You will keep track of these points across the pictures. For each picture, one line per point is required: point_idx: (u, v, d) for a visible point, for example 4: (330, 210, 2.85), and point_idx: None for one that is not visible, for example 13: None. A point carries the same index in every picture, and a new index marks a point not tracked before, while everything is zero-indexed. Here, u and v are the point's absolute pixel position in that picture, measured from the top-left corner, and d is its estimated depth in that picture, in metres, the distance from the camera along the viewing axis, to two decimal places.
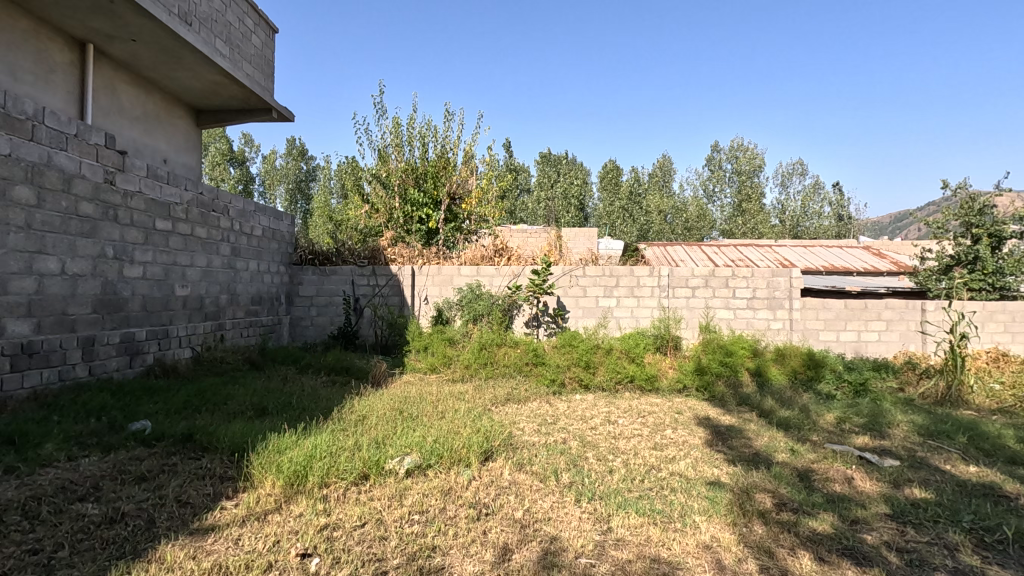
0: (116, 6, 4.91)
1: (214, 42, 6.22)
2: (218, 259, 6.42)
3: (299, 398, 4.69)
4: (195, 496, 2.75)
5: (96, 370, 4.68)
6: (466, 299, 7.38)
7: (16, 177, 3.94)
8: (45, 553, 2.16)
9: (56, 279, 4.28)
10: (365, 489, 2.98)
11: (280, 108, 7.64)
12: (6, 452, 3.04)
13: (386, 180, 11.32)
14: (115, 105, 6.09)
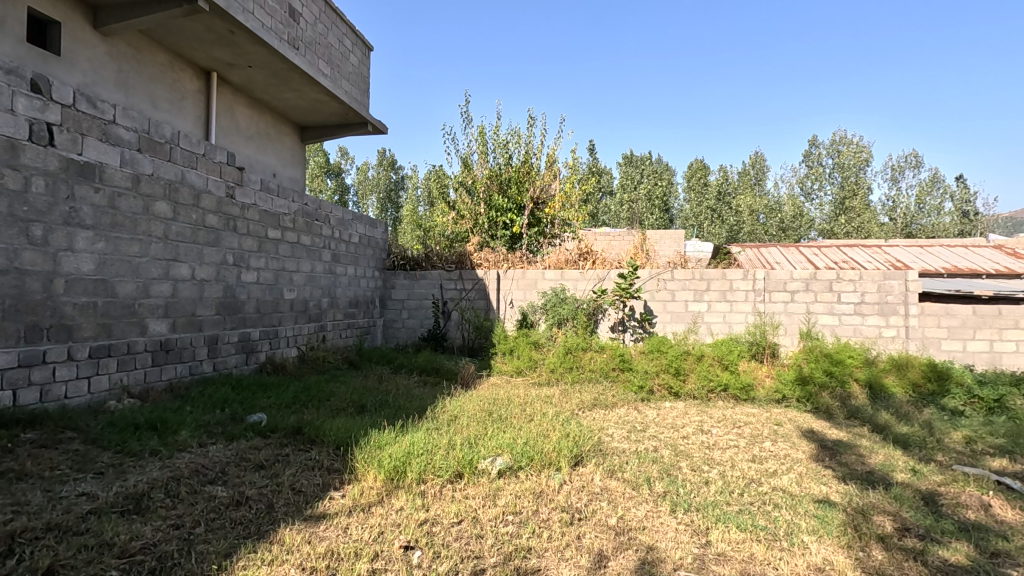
0: (236, 36, 5.43)
1: (318, 63, 6.70)
2: (321, 265, 6.89)
3: (395, 397, 4.93)
4: (307, 485, 2.96)
5: (219, 366, 5.17)
6: (551, 303, 7.40)
7: (156, 194, 4.45)
8: (186, 528, 2.41)
9: (187, 284, 4.78)
10: (460, 487, 3.06)
11: (374, 121, 8.07)
12: (150, 437, 3.43)
13: (472, 187, 11.63)
14: (233, 126, 6.71)
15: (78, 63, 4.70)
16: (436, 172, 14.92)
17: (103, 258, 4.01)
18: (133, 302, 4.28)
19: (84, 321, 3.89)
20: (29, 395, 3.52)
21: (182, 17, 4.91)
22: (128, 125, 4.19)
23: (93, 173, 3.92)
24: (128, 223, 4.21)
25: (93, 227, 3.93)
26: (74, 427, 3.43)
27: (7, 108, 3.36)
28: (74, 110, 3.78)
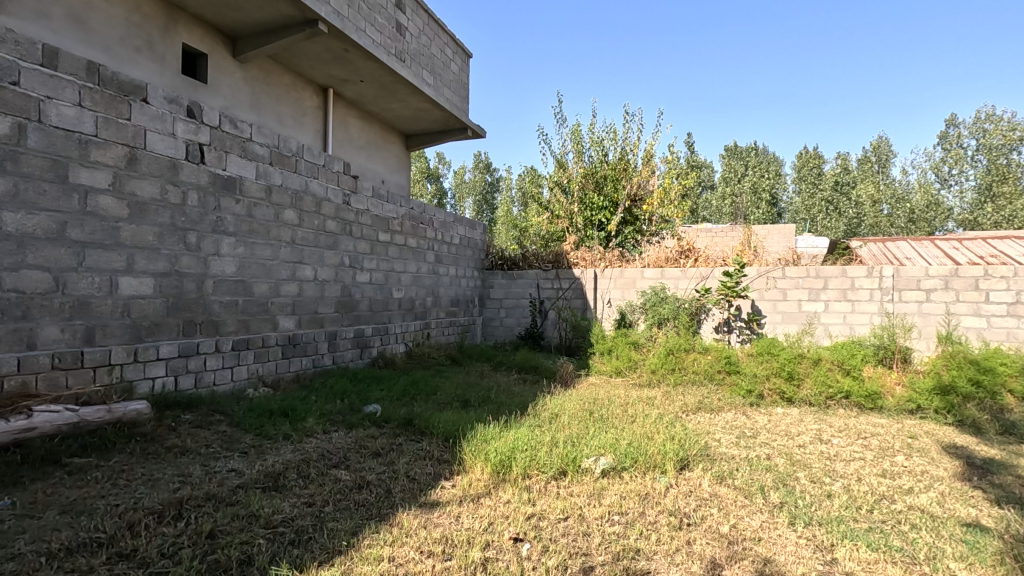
0: (350, 53, 5.84)
1: (422, 73, 7.03)
2: (425, 265, 7.23)
3: (497, 393, 5.06)
4: (421, 474, 3.13)
5: (337, 360, 5.61)
6: (651, 302, 7.22)
7: (284, 203, 4.92)
8: (317, 506, 2.65)
9: (310, 284, 5.24)
10: (565, 484, 3.09)
11: (474, 126, 8.32)
12: (282, 423, 3.80)
13: (567, 186, 11.61)
14: (347, 138, 7.24)
15: (220, 89, 5.30)
16: (530, 172, 15.05)
17: (242, 261, 4.50)
18: (266, 301, 4.75)
19: (228, 317, 4.38)
20: (186, 381, 4.04)
21: (305, 40, 5.37)
22: (261, 142, 4.66)
23: (234, 186, 4.41)
24: (262, 230, 4.69)
25: (234, 234, 4.42)
26: (222, 411, 3.90)
27: (169, 132, 3.89)
28: (220, 131, 4.27)
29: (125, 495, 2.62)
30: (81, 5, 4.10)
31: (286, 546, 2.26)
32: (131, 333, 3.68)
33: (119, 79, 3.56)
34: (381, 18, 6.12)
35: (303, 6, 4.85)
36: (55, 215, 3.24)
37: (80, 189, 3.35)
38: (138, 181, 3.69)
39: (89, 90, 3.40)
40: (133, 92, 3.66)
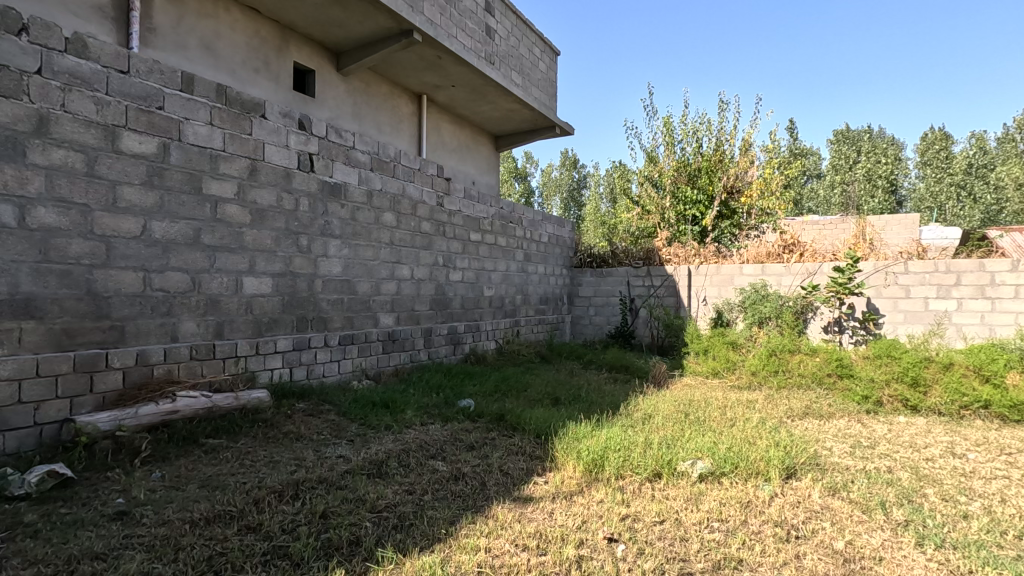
0: (443, 60, 6.05)
1: (511, 75, 7.13)
2: (515, 264, 7.33)
3: (588, 392, 5.03)
4: (514, 469, 3.19)
5: (432, 355, 5.84)
6: (750, 300, 6.82)
7: (384, 206, 5.20)
8: (417, 494, 2.78)
9: (407, 283, 5.50)
10: (660, 486, 3.01)
11: (562, 123, 8.30)
12: (384, 414, 4.03)
13: (658, 181, 11.26)
14: (440, 142, 7.51)
15: (327, 102, 5.71)
16: (619, 168, 14.76)
17: (348, 262, 4.82)
18: (368, 299, 5.05)
19: (335, 313, 4.71)
20: (299, 373, 4.39)
21: (401, 50, 5.64)
22: (363, 149, 4.96)
23: (340, 192, 4.73)
24: (364, 232, 4.99)
25: (340, 236, 4.74)
26: (330, 401, 4.20)
27: (283, 144, 4.25)
28: (327, 141, 4.60)
29: (251, 474, 2.90)
30: (211, 34, 4.58)
31: (390, 530, 2.39)
32: (253, 328, 4.05)
33: (242, 98, 3.94)
34: (472, 23, 6.28)
35: (399, 18, 5.09)
36: (192, 223, 3.64)
37: (211, 199, 3.75)
38: (258, 189, 4.06)
39: (218, 109, 3.79)
40: (254, 110, 4.03)
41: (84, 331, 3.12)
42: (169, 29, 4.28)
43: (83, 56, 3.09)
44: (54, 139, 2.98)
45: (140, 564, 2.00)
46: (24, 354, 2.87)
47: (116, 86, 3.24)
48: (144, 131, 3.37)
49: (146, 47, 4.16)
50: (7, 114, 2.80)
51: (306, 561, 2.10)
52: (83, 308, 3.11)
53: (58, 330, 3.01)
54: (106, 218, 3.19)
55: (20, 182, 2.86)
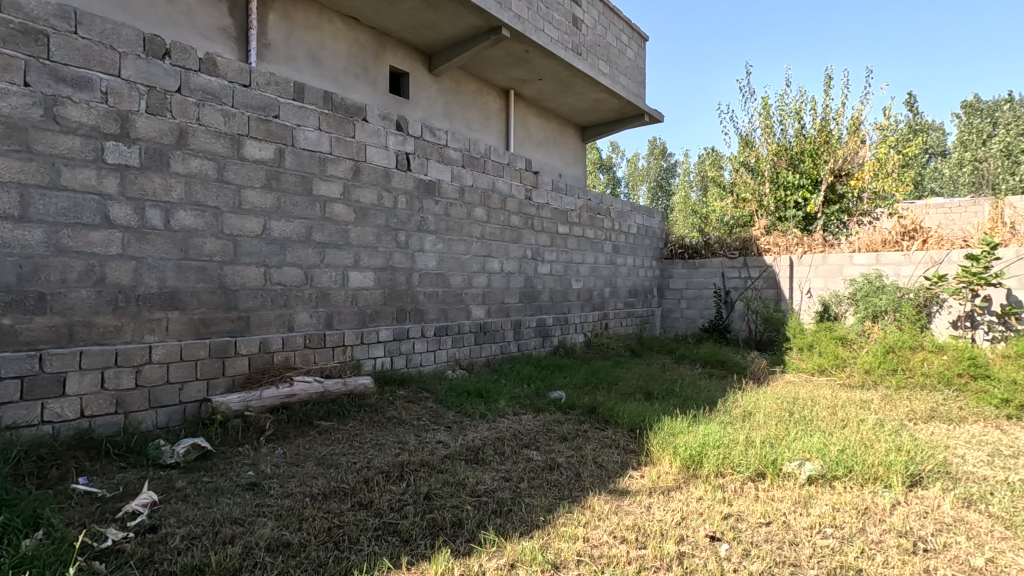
0: (531, 54, 6.08)
1: (598, 64, 7.02)
2: (603, 256, 7.25)
3: (682, 387, 4.89)
4: (608, 462, 3.18)
5: (522, 347, 5.93)
6: (863, 292, 6.27)
7: (475, 201, 5.33)
8: (514, 481, 2.84)
9: (498, 276, 5.61)
10: (764, 487, 2.86)
11: (651, 111, 8.06)
12: (478, 403, 4.15)
13: (753, 166, 10.62)
14: (527, 136, 7.56)
15: (420, 102, 5.94)
16: (712, 154, 14.08)
17: (442, 256, 5.00)
18: (461, 292, 5.22)
19: (430, 306, 4.91)
20: (399, 361, 4.63)
21: (490, 47, 5.74)
22: (456, 146, 5.12)
23: (434, 189, 4.91)
24: (457, 227, 5.16)
25: (434, 232, 4.93)
26: (428, 389, 4.40)
27: (383, 145, 4.48)
28: (422, 140, 4.79)
29: (360, 455, 3.11)
30: (316, 45, 4.91)
31: (490, 514, 2.47)
32: (358, 319, 4.32)
33: (346, 103, 4.19)
34: (559, 15, 6.26)
35: (488, 16, 5.18)
36: (304, 222, 3.94)
37: (320, 199, 4.04)
38: (361, 189, 4.31)
39: (325, 115, 4.06)
40: (357, 113, 4.28)
41: (218, 321, 3.49)
42: (281, 44, 4.65)
43: (213, 73, 3.44)
44: (191, 150, 3.34)
45: (271, 530, 2.22)
46: (170, 341, 3.26)
47: (240, 98, 3.57)
48: (263, 139, 3.69)
49: (262, 62, 4.54)
50: (154, 129, 3.18)
51: (414, 538, 2.23)
52: (216, 300, 3.47)
53: (196, 320, 3.38)
54: (234, 219, 3.54)
55: (167, 189, 3.23)
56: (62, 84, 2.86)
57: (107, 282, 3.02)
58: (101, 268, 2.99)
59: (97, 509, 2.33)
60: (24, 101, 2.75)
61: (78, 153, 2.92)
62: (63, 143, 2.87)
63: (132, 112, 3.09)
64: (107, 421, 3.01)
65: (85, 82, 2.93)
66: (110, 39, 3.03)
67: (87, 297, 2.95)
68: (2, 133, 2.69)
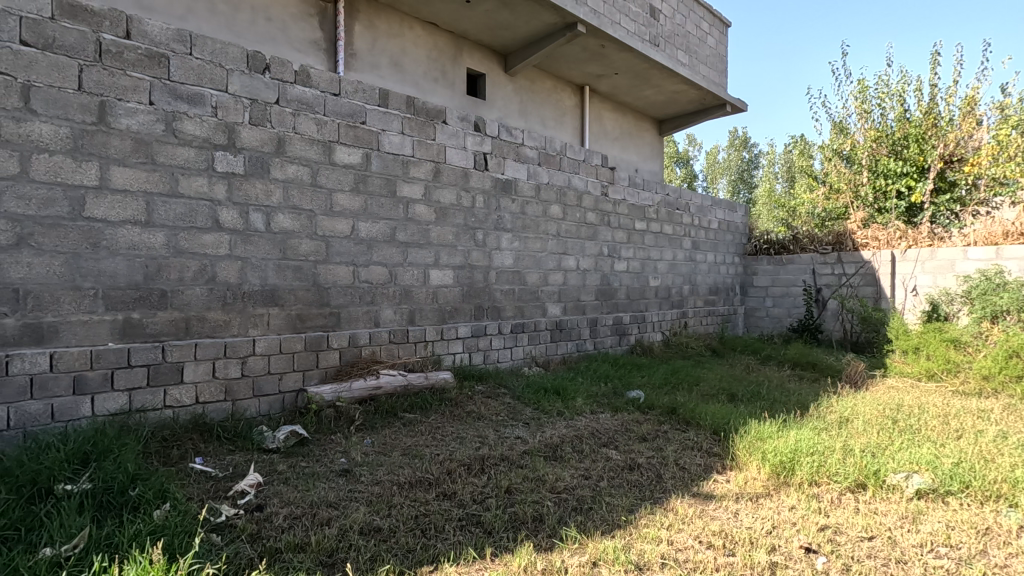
0: (606, 48, 5.99)
1: (677, 55, 6.81)
2: (682, 253, 7.02)
3: (769, 390, 4.65)
4: (692, 464, 3.08)
5: (598, 345, 5.87)
6: (979, 290, 5.66)
7: (551, 198, 5.34)
8: (594, 480, 2.83)
9: (573, 274, 5.59)
10: (866, 499, 2.67)
11: (734, 101, 7.69)
12: (555, 400, 4.16)
13: (848, 155, 9.86)
14: (602, 131, 7.47)
15: (496, 102, 6.03)
16: (801, 143, 13.24)
17: (518, 254, 5.05)
18: (537, 289, 5.25)
19: (507, 303, 4.98)
20: (477, 358, 4.73)
21: (566, 44, 5.73)
22: (532, 145, 5.15)
23: (510, 188, 4.97)
24: (533, 225, 5.19)
25: (511, 230, 4.99)
26: (505, 385, 4.47)
27: (462, 146, 4.59)
28: (499, 140, 4.86)
29: (443, 447, 3.21)
30: (398, 52, 5.10)
31: (571, 511, 2.48)
32: (438, 315, 4.46)
33: (427, 107, 4.34)
34: (636, 6, 6.12)
35: (564, 12, 5.17)
36: (389, 222, 4.12)
37: (403, 201, 4.20)
38: (441, 190, 4.45)
39: (408, 119, 4.22)
40: (437, 116, 4.41)
41: (312, 316, 3.72)
42: (366, 52, 4.88)
43: (307, 84, 3.67)
44: (288, 157, 3.58)
45: (364, 514, 2.35)
46: (271, 335, 3.52)
47: (331, 107, 3.79)
48: (352, 144, 3.90)
49: (349, 71, 4.78)
50: (257, 139, 3.44)
51: (497, 531, 2.28)
52: (311, 297, 3.71)
53: (293, 315, 3.63)
54: (326, 221, 3.77)
55: (267, 194, 3.49)
56: (179, 101, 3.15)
57: (217, 280, 3.30)
58: (212, 268, 3.28)
59: (213, 486, 2.56)
60: (149, 117, 3.06)
61: (193, 163, 3.21)
62: (180, 154, 3.16)
63: (237, 123, 3.37)
64: (218, 407, 3.30)
65: (198, 97, 3.22)
66: (219, 57, 3.31)
67: (200, 294, 3.24)
68: (132, 148, 3.00)
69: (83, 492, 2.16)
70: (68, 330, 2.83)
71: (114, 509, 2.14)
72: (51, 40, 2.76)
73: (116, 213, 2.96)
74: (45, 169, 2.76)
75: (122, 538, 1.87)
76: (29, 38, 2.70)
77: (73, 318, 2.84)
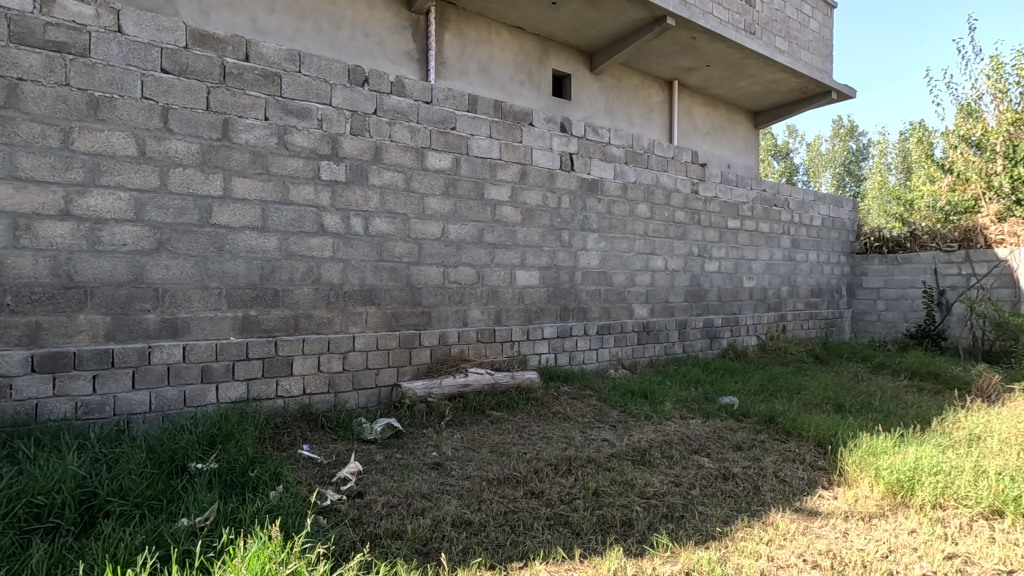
0: (697, 40, 5.77)
1: (775, 41, 6.41)
2: (781, 252, 6.60)
3: (882, 401, 4.26)
4: (793, 477, 2.90)
5: (688, 348, 5.66)
6: None
7: (639, 197, 5.23)
8: (685, 488, 2.73)
9: (662, 274, 5.44)
10: (1004, 528, 2.37)
11: (840, 87, 7.12)
12: (643, 403, 4.07)
13: (978, 141, 8.88)
14: (691, 126, 7.20)
15: (582, 102, 6.00)
16: (920, 129, 11.98)
17: (605, 254, 5.00)
18: (624, 290, 5.16)
19: (593, 304, 4.94)
20: (563, 358, 4.74)
21: (654, 38, 5.58)
22: (618, 143, 5.07)
23: (597, 187, 4.93)
24: (620, 225, 5.11)
25: (597, 230, 4.95)
26: (591, 386, 4.44)
27: (548, 147, 4.61)
28: (585, 140, 4.84)
29: (530, 446, 3.25)
30: (486, 58, 5.23)
31: (661, 518, 2.41)
32: (524, 315, 4.51)
33: (514, 110, 4.41)
34: None
35: (653, 6, 5.04)
36: (477, 224, 4.23)
37: (491, 203, 4.30)
38: (528, 191, 4.50)
39: (496, 123, 4.31)
40: (524, 119, 4.47)
41: (406, 315, 3.90)
42: (456, 60, 5.05)
43: (402, 94, 3.85)
44: (385, 164, 3.78)
45: (455, 507, 2.43)
46: (369, 332, 3.74)
47: (423, 115, 3.95)
48: (443, 150, 4.04)
49: (440, 79, 4.97)
50: (357, 148, 3.66)
51: (586, 533, 2.27)
52: (404, 297, 3.89)
53: (389, 314, 3.82)
54: (419, 224, 3.93)
55: (366, 200, 3.71)
56: (290, 115, 3.43)
57: (322, 280, 3.55)
58: (318, 269, 3.54)
59: (319, 472, 2.76)
60: (264, 131, 3.35)
61: (301, 172, 3.47)
62: (291, 165, 3.44)
63: (340, 134, 3.61)
64: (322, 399, 3.55)
65: (306, 112, 3.49)
66: (324, 73, 3.55)
67: (307, 293, 3.50)
68: (250, 160, 3.31)
69: (211, 471, 2.41)
70: (197, 325, 3.16)
71: (237, 487, 2.38)
72: (186, 67, 3.10)
73: (237, 220, 3.27)
74: (180, 181, 3.10)
75: (245, 514, 2.07)
76: (169, 66, 3.06)
77: (201, 314, 3.17)
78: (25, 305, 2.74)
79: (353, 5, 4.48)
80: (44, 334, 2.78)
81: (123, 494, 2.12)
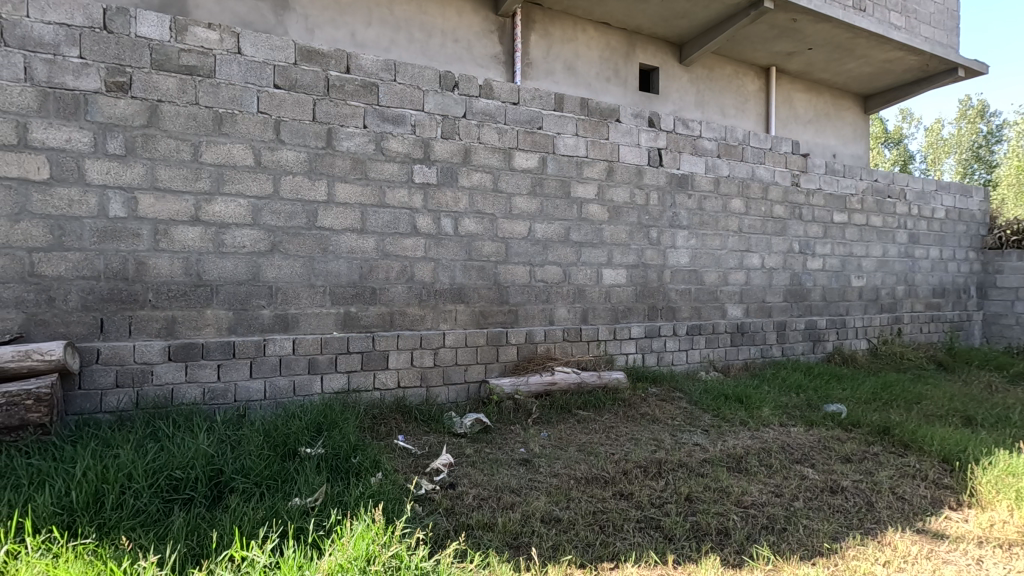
0: (799, 22, 5.40)
1: (890, 17, 5.85)
2: (896, 248, 6.02)
3: (1023, 415, 3.77)
4: (913, 495, 2.64)
5: (787, 352, 5.32)
6: None
7: (732, 192, 4.98)
8: (787, 499, 2.57)
9: (758, 272, 5.14)
10: None
11: (969, 63, 6.36)
12: (738, 408, 3.88)
13: None
14: (791, 115, 6.75)
15: (670, 96, 5.81)
16: None
17: (695, 252, 4.81)
18: (716, 289, 4.94)
19: (683, 304, 4.77)
20: (651, 359, 4.62)
21: (750, 24, 5.29)
22: (711, 136, 4.86)
23: (687, 182, 4.75)
24: (712, 221, 4.89)
25: (688, 227, 4.77)
26: (681, 389, 4.30)
27: (635, 143, 4.52)
28: (675, 134, 4.69)
29: (617, 446, 3.20)
30: (572, 56, 5.21)
31: (761, 529, 2.29)
32: (611, 315, 4.45)
33: (601, 107, 4.36)
34: None
35: None
36: (564, 223, 4.23)
37: (578, 201, 4.28)
38: (614, 188, 4.43)
39: (583, 121, 4.28)
40: (611, 115, 4.40)
41: (493, 313, 3.98)
42: (542, 60, 5.07)
43: (490, 96, 3.94)
44: (474, 166, 3.88)
45: (544, 504, 2.45)
46: (458, 330, 3.85)
47: (510, 116, 4.01)
48: (530, 150, 4.08)
49: (526, 80, 5.02)
50: (447, 151, 3.79)
51: (680, 539, 2.20)
52: (492, 295, 3.97)
53: (477, 312, 3.92)
54: (506, 224, 4.00)
55: (455, 202, 3.82)
56: (386, 122, 3.61)
57: (415, 279, 3.71)
58: (411, 269, 3.70)
59: (414, 462, 2.89)
60: (363, 139, 3.55)
61: (396, 176, 3.65)
62: (387, 169, 3.62)
63: (432, 138, 3.74)
64: (415, 393, 3.71)
65: (401, 118, 3.65)
66: (417, 80, 3.70)
67: (401, 291, 3.67)
68: (351, 166, 3.52)
69: (319, 456, 2.60)
70: (305, 320, 3.42)
71: (342, 472, 2.54)
72: (295, 82, 3.37)
73: (340, 223, 3.50)
74: (291, 188, 3.36)
75: (350, 497, 2.22)
76: (281, 82, 3.33)
77: (308, 311, 3.42)
78: (163, 301, 3.09)
79: (443, 13, 4.63)
80: (178, 327, 3.13)
81: (245, 473, 2.34)
